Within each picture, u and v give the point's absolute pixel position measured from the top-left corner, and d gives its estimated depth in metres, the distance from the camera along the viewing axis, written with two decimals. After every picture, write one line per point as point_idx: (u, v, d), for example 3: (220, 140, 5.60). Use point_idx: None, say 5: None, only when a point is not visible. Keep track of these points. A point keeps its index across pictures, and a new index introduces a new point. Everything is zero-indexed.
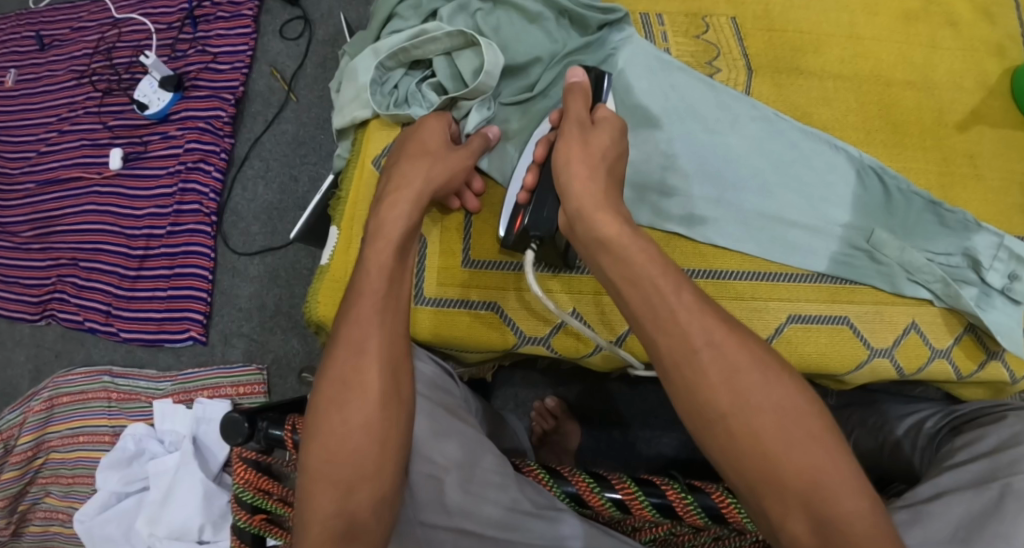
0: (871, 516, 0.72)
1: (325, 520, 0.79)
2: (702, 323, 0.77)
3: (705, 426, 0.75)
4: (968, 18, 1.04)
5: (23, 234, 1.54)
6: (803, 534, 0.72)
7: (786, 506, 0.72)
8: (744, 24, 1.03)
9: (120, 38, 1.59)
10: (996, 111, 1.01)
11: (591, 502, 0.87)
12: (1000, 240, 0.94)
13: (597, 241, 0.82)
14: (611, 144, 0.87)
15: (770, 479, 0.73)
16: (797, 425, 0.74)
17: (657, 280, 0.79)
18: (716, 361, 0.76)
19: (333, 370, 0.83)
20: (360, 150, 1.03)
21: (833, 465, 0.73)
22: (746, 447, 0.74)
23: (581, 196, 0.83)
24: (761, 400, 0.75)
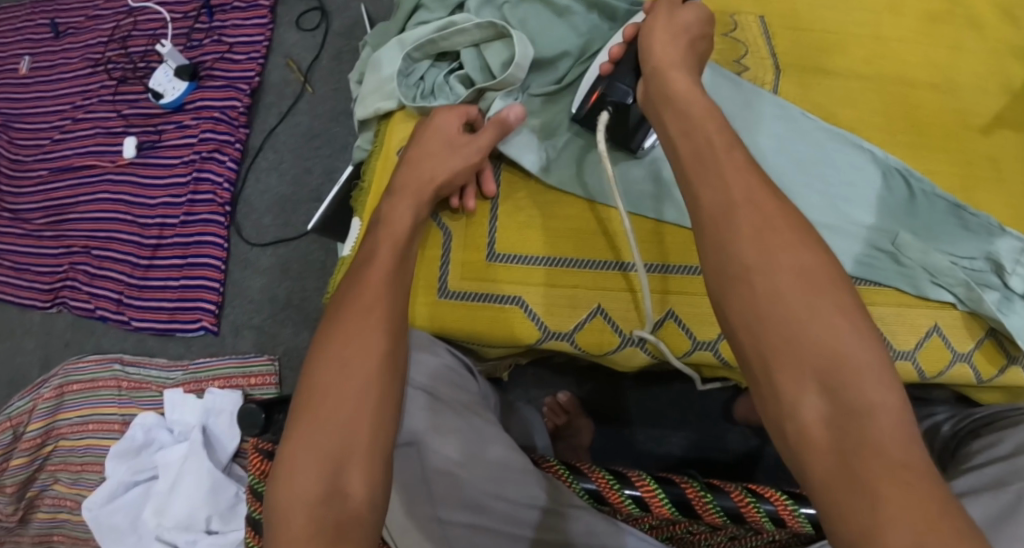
0: (899, 412, 0.59)
1: (308, 503, 0.69)
2: (741, 174, 0.68)
3: (725, 281, 0.66)
4: (995, 22, 1.04)
5: (35, 222, 1.53)
6: (815, 418, 0.60)
7: (800, 386, 0.61)
8: (771, 23, 1.03)
9: (136, 27, 1.59)
10: (1022, 115, 1.00)
11: (611, 498, 0.86)
12: (1023, 244, 0.93)
13: (663, 97, 0.76)
14: (697, 22, 0.82)
15: (788, 349, 0.62)
16: (827, 293, 0.63)
17: (708, 128, 0.72)
18: (753, 213, 0.66)
19: (327, 340, 0.77)
20: (383, 141, 1.02)
21: (860, 345, 0.61)
22: (766, 308, 0.63)
23: (661, 55, 0.78)
24: (795, 262, 0.64)
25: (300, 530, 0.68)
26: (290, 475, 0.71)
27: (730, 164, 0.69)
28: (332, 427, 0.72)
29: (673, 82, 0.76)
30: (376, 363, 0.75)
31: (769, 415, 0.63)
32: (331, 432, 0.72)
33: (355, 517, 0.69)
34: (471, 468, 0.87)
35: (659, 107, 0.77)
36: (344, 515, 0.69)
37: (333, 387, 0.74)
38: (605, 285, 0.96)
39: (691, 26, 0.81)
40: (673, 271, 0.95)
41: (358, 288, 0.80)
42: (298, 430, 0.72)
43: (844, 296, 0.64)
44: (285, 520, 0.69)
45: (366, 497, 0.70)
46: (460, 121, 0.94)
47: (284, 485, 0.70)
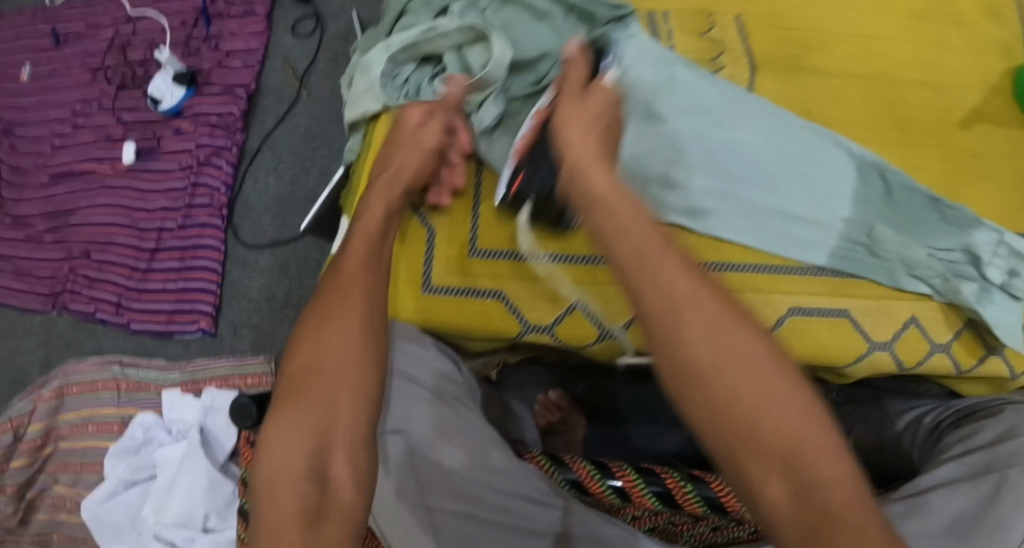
0: (852, 483, 0.65)
1: (295, 480, 0.73)
2: (678, 275, 0.72)
3: (685, 381, 0.70)
4: (972, 19, 1.06)
5: (36, 226, 1.56)
6: (781, 498, 0.65)
7: (763, 469, 0.66)
8: (750, 23, 1.04)
9: (136, 34, 1.62)
10: (999, 109, 1.03)
11: (592, 488, 0.92)
12: (999, 236, 0.95)
13: (586, 197, 0.79)
14: (607, 107, 0.87)
15: (750, 439, 0.67)
16: (775, 387, 0.68)
17: (636, 228, 0.76)
18: (695, 313, 0.70)
19: (312, 322, 0.81)
20: (370, 142, 1.04)
21: (811, 426, 0.67)
22: (724, 404, 0.68)
23: (579, 152, 0.82)
24: (741, 358, 0.69)
25: (287, 506, 0.72)
26: (273, 455, 0.75)
27: (666, 262, 0.73)
28: (316, 412, 0.76)
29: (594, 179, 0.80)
30: (355, 344, 0.80)
31: (739, 493, 0.68)
32: (317, 416, 0.76)
33: (339, 495, 0.74)
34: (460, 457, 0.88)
35: (585, 206, 0.80)
36: (330, 494, 0.73)
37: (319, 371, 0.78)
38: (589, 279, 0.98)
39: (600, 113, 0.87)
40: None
41: (341, 272, 0.84)
42: (285, 414, 0.77)
43: (787, 387, 0.68)
44: (269, 502, 0.73)
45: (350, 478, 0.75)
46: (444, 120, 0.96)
47: (270, 462, 0.74)
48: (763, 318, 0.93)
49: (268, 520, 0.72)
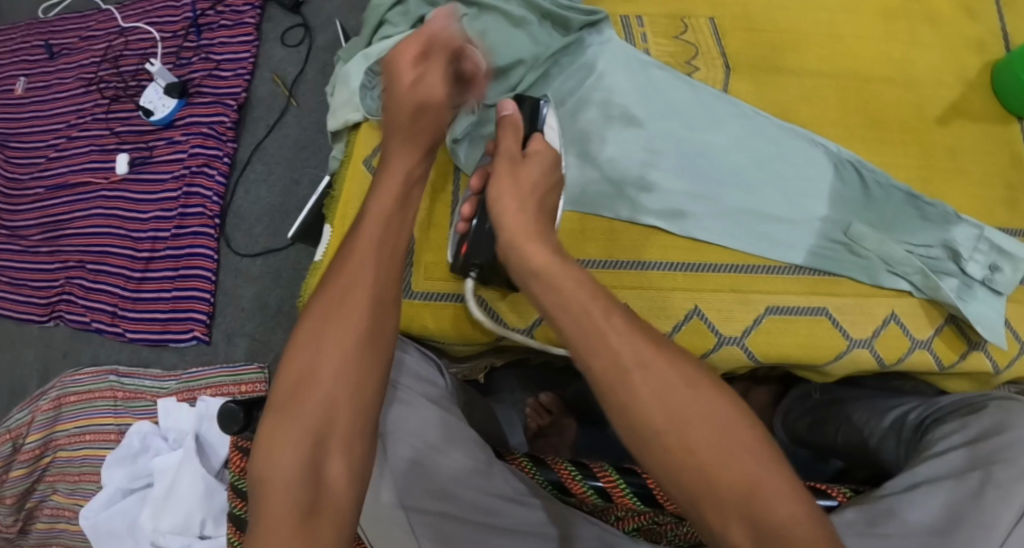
0: (808, 521, 0.72)
1: (291, 484, 0.77)
2: (630, 342, 0.78)
3: (644, 444, 0.76)
4: (948, 14, 1.06)
5: (33, 238, 1.58)
6: (744, 543, 0.72)
7: (724, 515, 0.73)
8: (723, 24, 1.05)
9: (127, 47, 1.64)
10: (977, 104, 1.03)
11: (574, 490, 0.93)
12: (979, 231, 0.95)
13: (527, 272, 0.83)
14: (541, 177, 0.90)
15: (709, 492, 0.73)
16: (730, 436, 0.75)
17: (579, 298, 0.80)
18: (646, 376, 0.76)
19: (310, 320, 0.83)
20: (352, 152, 1.07)
21: (767, 470, 0.74)
22: (679, 464, 0.74)
23: (514, 229, 0.85)
24: (697, 414, 0.75)
25: (285, 508, 0.76)
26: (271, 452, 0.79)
27: (613, 330, 0.78)
28: (314, 415, 0.79)
29: (534, 252, 0.83)
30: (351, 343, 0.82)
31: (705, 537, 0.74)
32: (314, 419, 0.79)
33: (335, 496, 0.77)
34: (438, 461, 0.88)
35: (526, 280, 0.84)
36: (325, 497, 0.77)
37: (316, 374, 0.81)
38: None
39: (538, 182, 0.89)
40: (653, 267, 0.95)
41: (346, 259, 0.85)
42: (284, 414, 0.80)
43: (742, 436, 0.75)
44: (264, 496, 0.77)
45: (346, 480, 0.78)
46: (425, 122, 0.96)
47: (268, 463, 0.78)
48: (741, 319, 0.93)
49: (265, 514, 0.76)
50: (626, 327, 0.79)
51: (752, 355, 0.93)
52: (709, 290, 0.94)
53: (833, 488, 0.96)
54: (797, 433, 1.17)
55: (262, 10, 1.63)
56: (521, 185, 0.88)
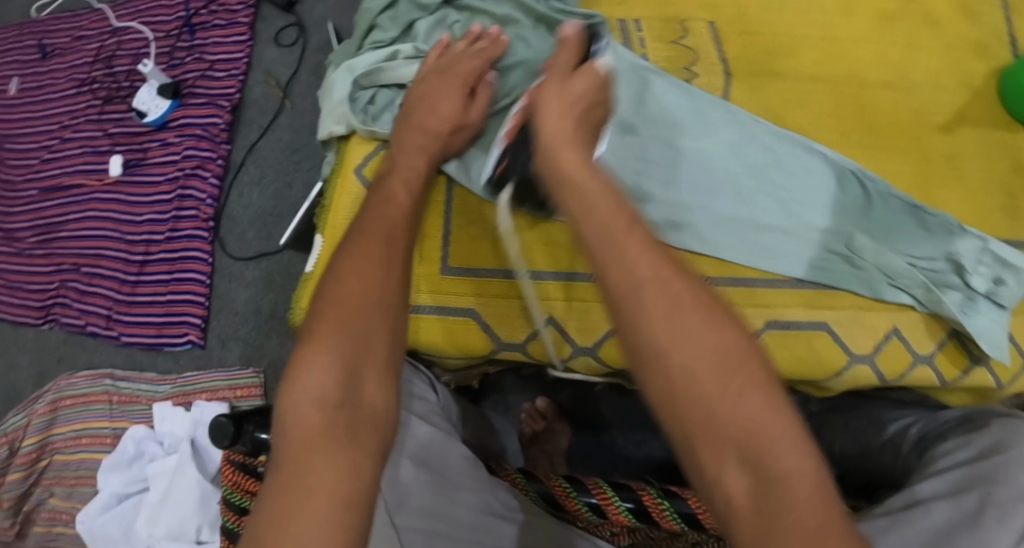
0: (818, 482, 0.61)
1: (324, 404, 0.73)
2: (648, 252, 0.69)
3: (642, 364, 0.66)
4: (950, 18, 1.03)
5: (27, 240, 1.56)
6: (739, 493, 0.61)
7: (720, 458, 0.62)
8: (723, 29, 1.03)
9: (120, 46, 1.62)
10: (981, 112, 1.00)
11: (568, 506, 0.92)
12: (983, 244, 0.93)
13: (556, 175, 0.78)
14: (591, 92, 0.86)
15: (706, 426, 0.63)
16: (745, 374, 0.64)
17: (604, 202, 0.73)
18: (664, 289, 0.67)
19: (351, 248, 0.82)
20: (342, 161, 1.05)
21: (777, 416, 0.62)
22: (679, 390, 0.64)
23: (552, 132, 0.80)
24: (707, 332, 0.65)
25: (315, 427, 0.72)
26: (305, 371, 0.75)
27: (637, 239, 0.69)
28: (349, 336, 0.76)
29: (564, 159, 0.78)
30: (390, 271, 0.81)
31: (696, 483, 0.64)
32: (350, 341, 0.76)
33: (369, 421, 0.74)
34: (429, 477, 0.88)
35: (552, 188, 0.78)
36: (358, 419, 0.74)
37: (350, 298, 0.78)
38: (576, 296, 0.98)
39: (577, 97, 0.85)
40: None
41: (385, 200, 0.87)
42: (319, 333, 0.76)
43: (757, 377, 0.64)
44: (294, 412, 0.73)
45: (380, 402, 0.76)
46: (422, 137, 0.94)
47: (298, 382, 0.74)
48: None
49: (298, 429, 0.72)
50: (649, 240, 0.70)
51: None
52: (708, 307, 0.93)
53: None
54: None
55: (256, 10, 1.62)
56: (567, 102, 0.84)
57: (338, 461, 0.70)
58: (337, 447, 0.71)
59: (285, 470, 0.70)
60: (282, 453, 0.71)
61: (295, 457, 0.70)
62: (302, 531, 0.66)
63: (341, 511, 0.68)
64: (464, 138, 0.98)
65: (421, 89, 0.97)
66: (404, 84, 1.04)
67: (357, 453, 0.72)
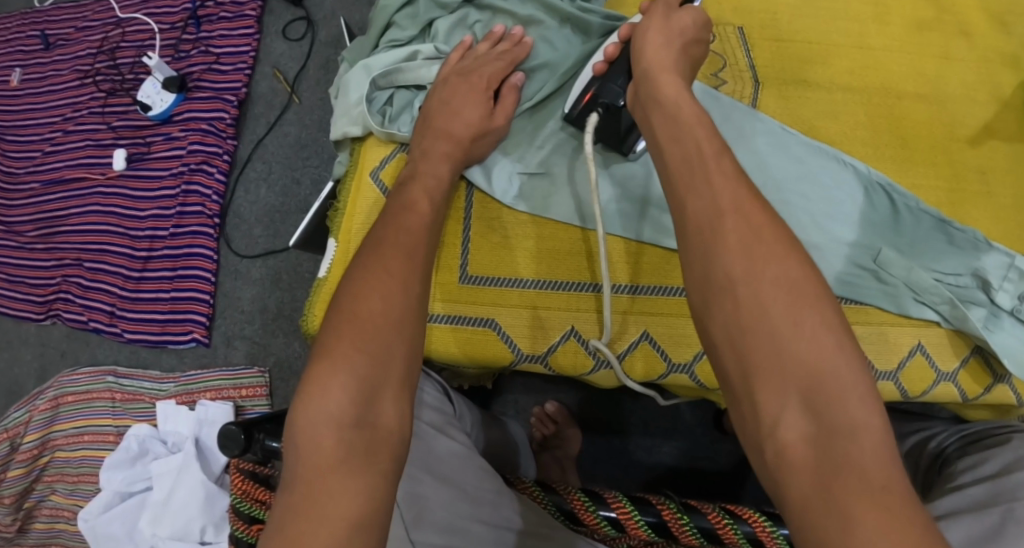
0: (881, 434, 0.61)
1: (339, 426, 0.72)
2: (733, 183, 0.69)
3: (710, 296, 0.67)
4: (983, 29, 1.02)
5: (29, 235, 1.54)
6: (796, 439, 0.62)
7: (780, 402, 0.62)
8: (751, 34, 1.02)
9: (125, 38, 1.58)
10: (1010, 125, 0.99)
11: (586, 520, 0.89)
12: (1010, 260, 0.92)
13: (653, 100, 0.77)
14: (692, 27, 0.83)
15: (770, 364, 0.63)
16: (815, 316, 0.64)
17: (695, 130, 0.72)
18: (748, 220, 0.67)
19: (368, 266, 0.80)
20: (357, 163, 1.03)
21: (845, 361, 0.62)
22: (746, 322, 0.64)
23: (652, 58, 0.80)
24: (782, 270, 0.65)
25: (329, 451, 0.71)
26: (320, 391, 0.73)
27: (726, 167, 0.70)
28: (367, 353, 0.75)
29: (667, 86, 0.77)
30: (402, 286, 0.80)
31: (749, 429, 0.64)
32: (366, 360, 0.74)
33: (386, 442, 0.73)
34: (447, 492, 0.87)
35: (647, 110, 0.78)
36: (375, 441, 0.72)
37: (370, 316, 0.77)
38: (638, 309, 0.95)
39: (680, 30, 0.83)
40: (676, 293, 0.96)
41: (404, 213, 0.86)
42: (335, 349, 0.74)
43: (829, 319, 0.64)
44: (305, 434, 0.72)
45: (395, 423, 0.74)
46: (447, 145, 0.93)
47: (313, 401, 0.72)
48: None
49: (312, 451, 0.71)
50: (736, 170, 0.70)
51: None
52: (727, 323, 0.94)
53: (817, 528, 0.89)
54: None
55: (263, 2, 1.58)
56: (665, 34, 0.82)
57: (354, 483, 0.70)
58: (351, 471, 0.70)
59: (300, 493, 0.69)
60: (296, 476, 0.70)
61: (310, 480, 0.70)
62: None
63: (354, 535, 0.68)
64: (489, 144, 0.97)
65: (443, 93, 0.96)
66: (423, 84, 1.02)
67: (373, 475, 0.71)
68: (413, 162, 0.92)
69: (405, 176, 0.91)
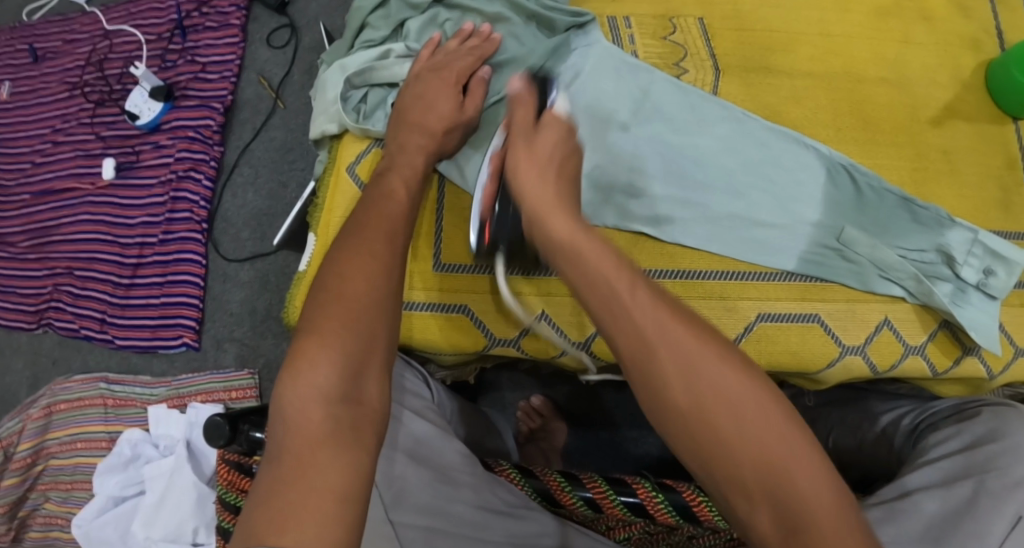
0: (839, 498, 0.69)
1: (326, 401, 0.74)
2: (656, 309, 0.74)
3: (664, 417, 0.72)
4: (943, 13, 1.05)
5: (20, 245, 1.56)
6: (767, 523, 0.69)
7: (748, 499, 0.70)
8: (712, 24, 1.04)
9: (112, 49, 1.62)
10: (971, 105, 1.02)
11: (563, 500, 0.90)
12: (973, 235, 0.95)
13: (552, 245, 0.79)
14: (560, 144, 0.84)
15: (730, 466, 0.70)
16: (759, 422, 0.70)
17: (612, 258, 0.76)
18: (680, 344, 0.73)
19: (349, 248, 0.82)
20: (335, 159, 1.05)
21: (794, 449, 0.70)
22: (700, 437, 0.71)
23: (535, 201, 0.80)
24: (721, 385, 0.71)
25: (317, 425, 0.73)
26: (308, 369, 0.75)
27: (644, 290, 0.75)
28: (352, 333, 0.77)
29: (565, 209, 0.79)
30: (381, 268, 0.82)
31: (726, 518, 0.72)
32: (351, 338, 0.77)
33: (370, 419, 0.75)
34: (427, 473, 0.87)
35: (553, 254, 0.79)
36: (360, 417, 0.75)
37: (353, 296, 0.79)
38: None
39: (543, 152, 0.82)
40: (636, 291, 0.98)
41: (382, 200, 0.88)
42: (323, 327, 0.77)
43: (772, 418, 0.71)
44: (289, 416, 0.74)
45: (379, 402, 0.77)
46: (422, 139, 0.95)
47: (301, 377, 0.75)
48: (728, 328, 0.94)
49: (298, 428, 0.73)
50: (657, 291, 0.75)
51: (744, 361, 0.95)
52: (698, 297, 0.95)
53: None
54: None
55: (248, 11, 1.61)
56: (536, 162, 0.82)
57: (340, 456, 0.72)
58: (341, 444, 0.72)
59: (289, 464, 0.71)
60: (285, 448, 0.72)
61: (299, 453, 0.71)
62: (304, 525, 0.68)
63: (343, 508, 0.69)
64: (459, 136, 0.98)
65: (416, 88, 0.98)
66: (397, 82, 1.04)
67: (359, 449, 0.73)
68: (388, 158, 0.94)
69: (381, 170, 0.93)
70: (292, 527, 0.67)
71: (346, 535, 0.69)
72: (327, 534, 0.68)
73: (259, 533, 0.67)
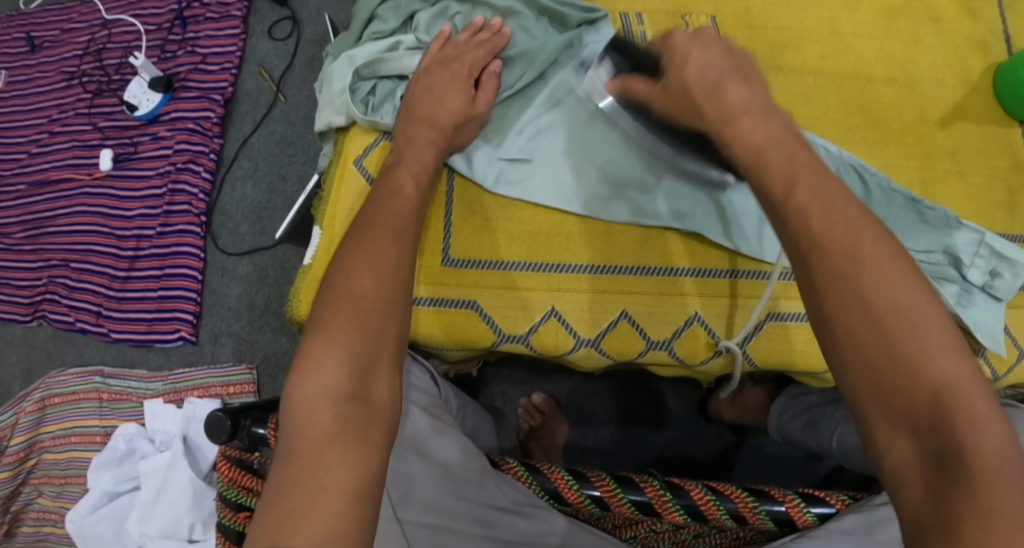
0: (1009, 443, 0.60)
1: (335, 400, 0.73)
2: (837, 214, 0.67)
3: (824, 323, 0.65)
4: (951, 14, 1.06)
5: (15, 236, 1.54)
6: (911, 461, 0.61)
7: (895, 425, 0.62)
8: (724, 22, 1.04)
9: (110, 39, 1.60)
10: (979, 107, 1.03)
11: (570, 499, 0.88)
12: (980, 237, 0.96)
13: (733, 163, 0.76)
14: (714, 62, 0.78)
15: (884, 389, 0.62)
16: (920, 344, 0.62)
17: (775, 157, 0.71)
18: (839, 248, 0.65)
19: (356, 250, 0.82)
20: (341, 151, 1.05)
21: (966, 384, 0.61)
22: (861, 352, 0.63)
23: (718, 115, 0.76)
24: (884, 296, 0.64)
25: (326, 425, 0.72)
26: (317, 369, 0.74)
27: (807, 189, 0.68)
28: (362, 330, 0.77)
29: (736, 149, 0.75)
30: (387, 267, 0.81)
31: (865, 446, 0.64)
32: (360, 336, 0.76)
33: (380, 417, 0.74)
34: (434, 470, 0.86)
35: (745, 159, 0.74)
36: (369, 416, 0.74)
37: (362, 294, 0.79)
38: (618, 290, 0.98)
39: (692, 85, 0.79)
40: (679, 274, 0.98)
41: (391, 196, 0.88)
42: (330, 326, 0.76)
43: (935, 341, 0.63)
44: (298, 419, 0.73)
45: (388, 400, 0.76)
46: (431, 133, 0.94)
47: (309, 376, 0.74)
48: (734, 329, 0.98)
49: (308, 429, 0.72)
50: (827, 183, 0.69)
51: (751, 359, 0.98)
52: (705, 295, 0.98)
53: (782, 493, 0.88)
54: (791, 435, 1.09)
55: (249, 3, 1.60)
56: (691, 102, 0.79)
57: (350, 456, 0.71)
58: (351, 444, 0.71)
59: (298, 464, 0.70)
60: (294, 448, 0.71)
61: (308, 453, 0.71)
62: (315, 525, 0.67)
63: (354, 508, 0.69)
64: (471, 131, 0.98)
65: (426, 81, 0.97)
66: (405, 74, 1.04)
67: (368, 448, 0.72)
68: (398, 154, 0.93)
69: (389, 164, 0.92)
70: (303, 526, 0.67)
71: (357, 534, 0.68)
72: (338, 535, 0.67)
73: (272, 533, 0.66)
